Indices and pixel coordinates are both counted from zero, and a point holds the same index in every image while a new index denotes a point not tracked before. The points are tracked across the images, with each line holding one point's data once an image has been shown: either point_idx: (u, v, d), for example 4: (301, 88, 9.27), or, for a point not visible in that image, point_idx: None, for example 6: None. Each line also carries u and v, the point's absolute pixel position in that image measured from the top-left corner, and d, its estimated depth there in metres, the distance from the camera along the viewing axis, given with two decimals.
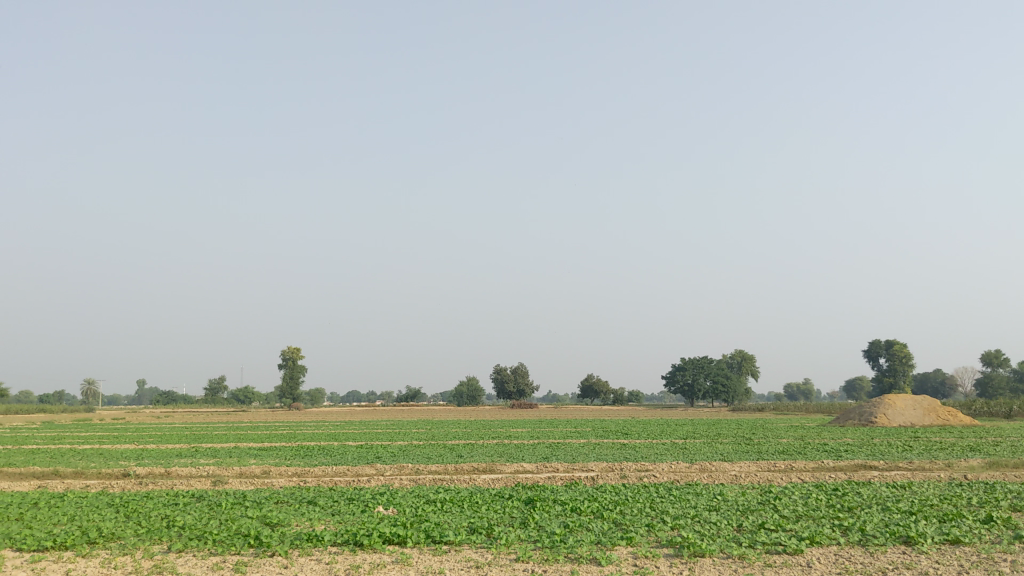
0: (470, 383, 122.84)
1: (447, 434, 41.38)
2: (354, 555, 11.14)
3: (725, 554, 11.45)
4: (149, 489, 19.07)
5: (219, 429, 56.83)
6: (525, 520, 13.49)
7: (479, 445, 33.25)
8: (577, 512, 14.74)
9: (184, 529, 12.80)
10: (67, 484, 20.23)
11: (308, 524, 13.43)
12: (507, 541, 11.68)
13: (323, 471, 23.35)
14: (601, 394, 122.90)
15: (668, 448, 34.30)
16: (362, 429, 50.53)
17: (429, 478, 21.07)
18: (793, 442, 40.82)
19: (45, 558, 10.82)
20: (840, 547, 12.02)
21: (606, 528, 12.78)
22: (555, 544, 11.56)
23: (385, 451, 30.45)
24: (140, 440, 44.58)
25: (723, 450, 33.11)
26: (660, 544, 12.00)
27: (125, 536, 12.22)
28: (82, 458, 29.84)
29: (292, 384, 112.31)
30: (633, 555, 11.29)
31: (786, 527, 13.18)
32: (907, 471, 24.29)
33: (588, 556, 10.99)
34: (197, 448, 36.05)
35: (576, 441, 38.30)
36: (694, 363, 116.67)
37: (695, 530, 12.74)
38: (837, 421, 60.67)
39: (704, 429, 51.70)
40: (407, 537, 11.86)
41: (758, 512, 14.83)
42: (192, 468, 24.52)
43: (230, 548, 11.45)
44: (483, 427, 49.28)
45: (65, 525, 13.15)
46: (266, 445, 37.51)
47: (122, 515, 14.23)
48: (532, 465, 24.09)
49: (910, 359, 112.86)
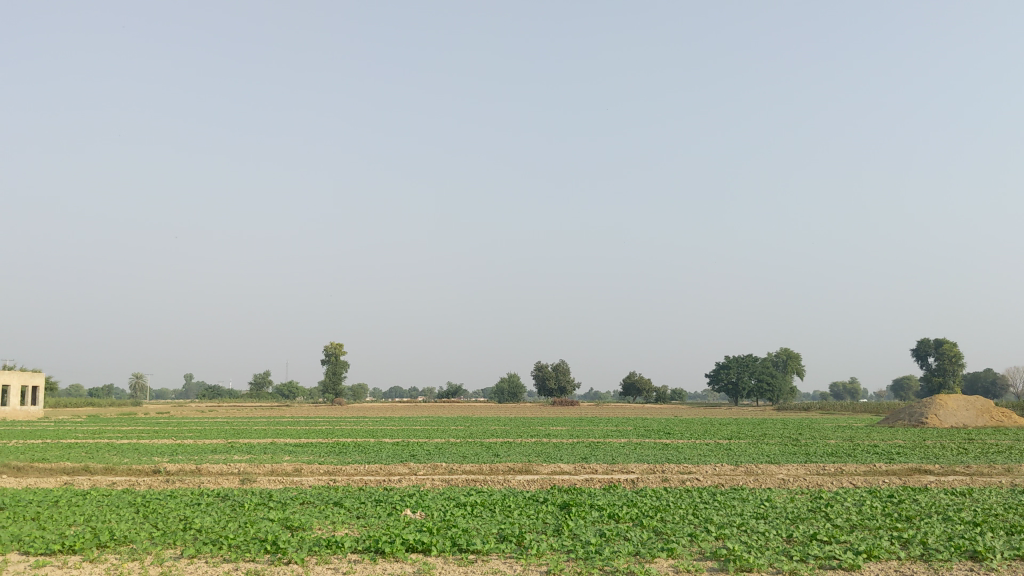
0: (512, 379, 122.44)
1: (486, 433, 40.72)
2: (374, 565, 10.42)
3: (776, 569, 10.54)
4: (175, 487, 18.63)
5: (260, 424, 57.07)
6: (559, 527, 12.71)
7: (517, 444, 32.66)
8: (615, 518, 13.92)
9: (200, 533, 12.15)
10: (92, 481, 19.83)
11: (330, 529, 12.77)
12: (537, 551, 10.87)
13: (353, 470, 22.76)
14: (643, 392, 121.70)
15: (711, 449, 33.31)
16: (401, 425, 50.03)
17: (463, 479, 20.29)
18: (844, 444, 39.60)
19: (49, 563, 10.21)
20: (900, 563, 11.09)
21: (646, 538, 11.94)
22: (589, 556, 10.74)
23: (421, 449, 29.89)
24: (179, 435, 44.55)
25: (769, 452, 32.04)
26: (704, 557, 11.13)
27: (138, 539, 11.62)
28: (118, 453, 29.63)
29: (335, 380, 112.59)
30: (673, 570, 10.42)
31: (840, 538, 12.25)
32: (964, 476, 23.08)
33: (625, 570, 10.12)
34: (233, 444, 35.90)
35: (616, 440, 37.50)
36: (739, 362, 114.90)
37: (741, 541, 11.85)
38: (887, 421, 59.12)
39: (748, 428, 50.62)
40: (432, 545, 11.12)
41: (810, 521, 13.93)
42: (223, 465, 24.03)
43: (245, 554, 10.81)
44: (524, 426, 48.56)
45: (79, 526, 12.62)
46: (303, 441, 37.32)
47: (140, 516, 13.70)
48: (570, 467, 23.27)
49: (961, 358, 110.12)
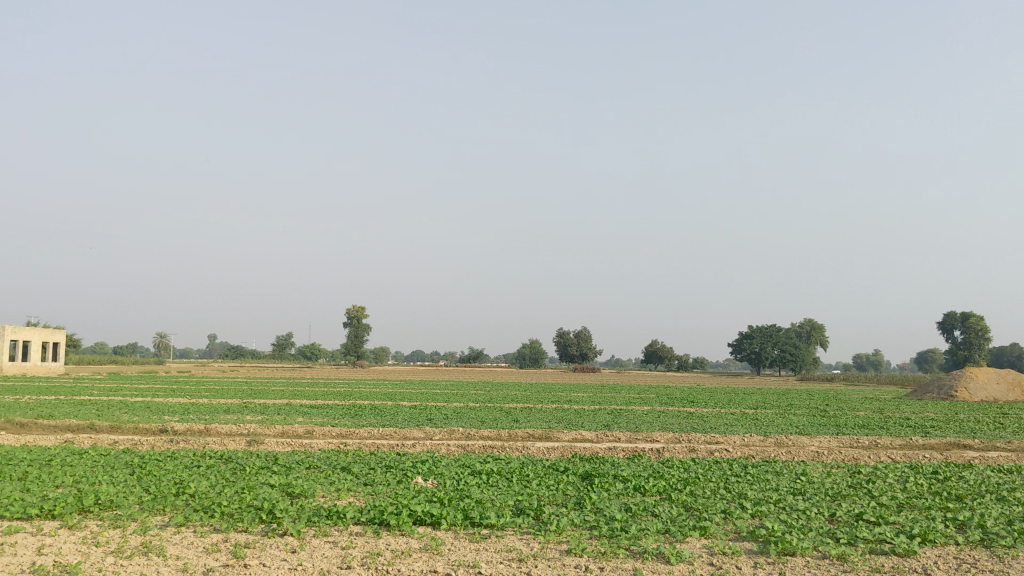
0: (534, 345, 121.95)
1: (504, 398, 39.86)
2: (378, 539, 9.43)
3: (821, 553, 9.44)
4: (179, 447, 17.76)
5: (279, 384, 56.62)
6: (581, 500, 11.73)
7: (538, 410, 31.77)
8: (640, 491, 12.94)
9: (193, 499, 11.25)
10: (95, 439, 19.01)
11: (333, 497, 11.86)
12: (557, 527, 9.90)
13: (366, 433, 21.87)
14: (665, 360, 120.73)
15: (737, 419, 32.18)
16: (420, 388, 49.30)
17: (480, 446, 19.33)
18: (875, 416, 38.36)
19: (21, 530, 9.27)
20: (960, 549, 10.01)
21: (676, 515, 10.92)
22: (615, 534, 9.72)
23: (439, 413, 29.12)
24: (196, 394, 43.92)
25: (797, 423, 30.92)
26: (741, 537, 10.08)
27: (124, 504, 10.72)
28: (128, 411, 28.96)
29: (357, 343, 112.35)
30: (708, 552, 9.38)
31: (889, 519, 11.17)
32: (1008, 453, 21.92)
33: (654, 551, 9.09)
34: (248, 404, 35.17)
35: (639, 407, 36.58)
36: (762, 333, 113.67)
37: (780, 520, 10.82)
38: (913, 394, 57.86)
39: (772, 398, 49.50)
40: (442, 517, 10.16)
41: (853, 499, 12.87)
42: (234, 425, 23.27)
43: (238, 523, 9.88)
44: (546, 391, 47.65)
45: (65, 488, 11.79)
46: (319, 403, 36.72)
47: (134, 478, 12.86)
48: (593, 434, 22.32)
49: (986, 332, 107.95)
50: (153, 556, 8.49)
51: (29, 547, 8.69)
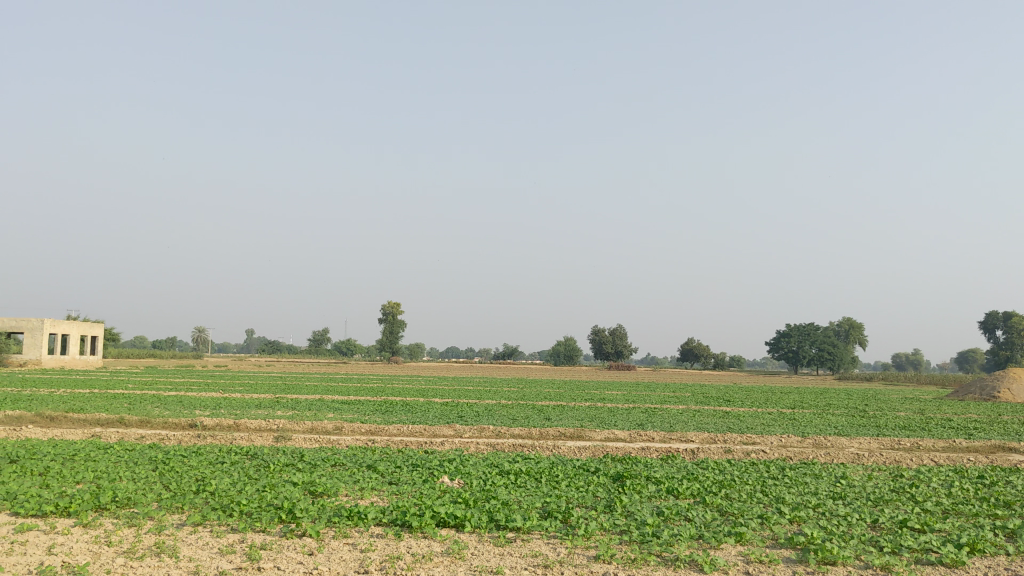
0: (569, 343, 121.62)
1: (536, 395, 39.42)
2: (398, 541, 9.10)
3: (864, 563, 8.95)
4: (205, 443, 17.60)
5: (314, 380, 56.77)
6: (611, 503, 11.31)
7: (571, 408, 31.38)
8: (674, 493, 12.49)
9: (213, 496, 10.99)
10: (121, 433, 18.89)
11: (356, 496, 11.57)
12: (585, 532, 9.48)
13: (396, 430, 21.59)
14: (701, 358, 119.71)
15: (775, 419, 31.52)
16: (453, 385, 49.06)
17: (510, 444, 18.96)
18: (916, 417, 37.55)
19: (34, 529, 9.05)
20: (1009, 559, 9.47)
21: (709, 520, 10.47)
22: (646, 539, 9.31)
23: (470, 410, 28.84)
24: (230, 389, 44.01)
25: (837, 424, 30.25)
26: (778, 544, 9.61)
27: (143, 501, 10.50)
28: (160, 406, 28.95)
29: (391, 339, 112.64)
30: (744, 559, 8.92)
31: (936, 526, 10.63)
32: None
33: (687, 558, 8.64)
34: (281, 400, 35.09)
35: (674, 406, 36.04)
36: (801, 331, 112.06)
37: (820, 526, 10.33)
38: (955, 394, 56.65)
39: (809, 398, 48.71)
40: (466, 519, 9.80)
41: (895, 504, 12.30)
42: (263, 420, 23.13)
43: (255, 524, 9.59)
44: (580, 389, 47.16)
45: (86, 484, 11.60)
46: (350, 399, 36.55)
47: (155, 474, 12.65)
48: (625, 433, 21.87)
49: None
50: (165, 557, 8.20)
51: (40, 546, 8.45)
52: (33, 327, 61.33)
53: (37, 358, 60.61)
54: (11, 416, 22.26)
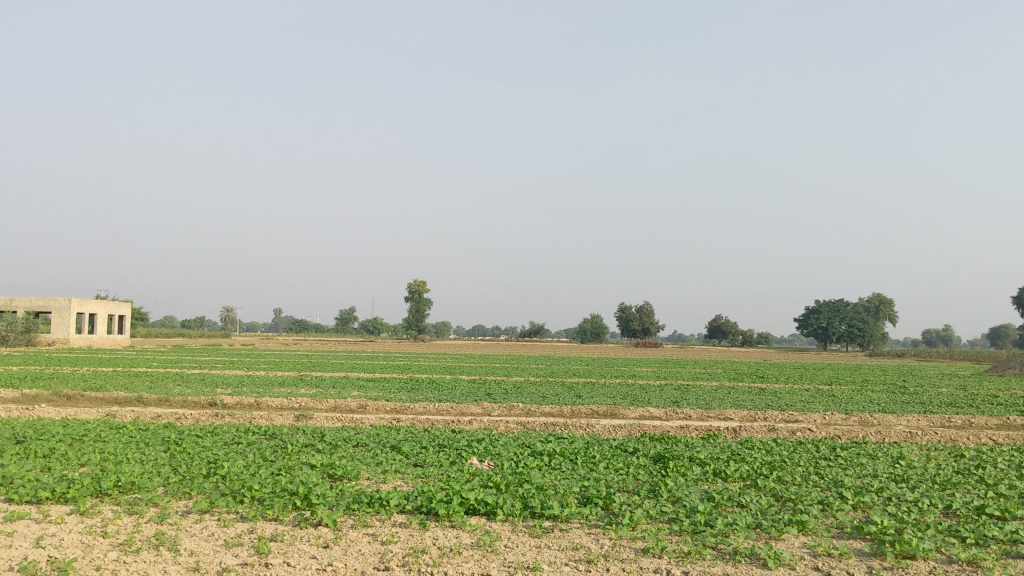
0: (595, 321, 120.76)
1: (565, 372, 38.53)
2: (423, 532, 8.22)
3: (947, 557, 7.94)
4: (222, 422, 16.85)
5: (339, 357, 56.19)
6: (655, 487, 10.35)
7: (600, 385, 30.50)
8: (721, 476, 11.52)
9: (223, 480, 10.14)
10: (138, 413, 18.13)
11: (378, 479, 10.70)
12: (630, 520, 8.56)
13: (422, 408, 20.76)
14: (729, 335, 118.31)
15: (813, 395, 30.40)
16: (480, 362, 48.25)
17: (541, 423, 18.03)
18: (958, 393, 36.18)
19: (25, 518, 8.23)
20: None
21: (767, 506, 9.48)
22: (698, 529, 8.35)
23: (498, 388, 27.90)
24: (254, 367, 43.41)
25: (878, 401, 29.10)
26: (845, 533, 8.65)
27: (149, 486, 9.67)
28: (182, 384, 28.27)
29: (418, 317, 112.10)
30: (809, 552, 7.96)
31: (1016, 513, 9.57)
32: None
33: (747, 552, 7.67)
34: (304, 378, 34.40)
35: (707, 383, 34.93)
36: (830, 307, 110.44)
37: (888, 513, 9.35)
38: (995, 370, 55.11)
39: (845, 374, 47.49)
40: (498, 507, 8.88)
41: (966, 488, 11.23)
42: (286, 398, 22.35)
43: (267, 511, 8.75)
44: (608, 366, 46.22)
45: (89, 467, 10.80)
46: (375, 376, 35.79)
47: (165, 457, 11.84)
48: (661, 411, 20.88)
49: None
50: (164, 551, 7.34)
51: (28, 538, 7.62)
52: (60, 306, 61.02)
53: (64, 337, 60.40)
54: (27, 394, 21.68)
